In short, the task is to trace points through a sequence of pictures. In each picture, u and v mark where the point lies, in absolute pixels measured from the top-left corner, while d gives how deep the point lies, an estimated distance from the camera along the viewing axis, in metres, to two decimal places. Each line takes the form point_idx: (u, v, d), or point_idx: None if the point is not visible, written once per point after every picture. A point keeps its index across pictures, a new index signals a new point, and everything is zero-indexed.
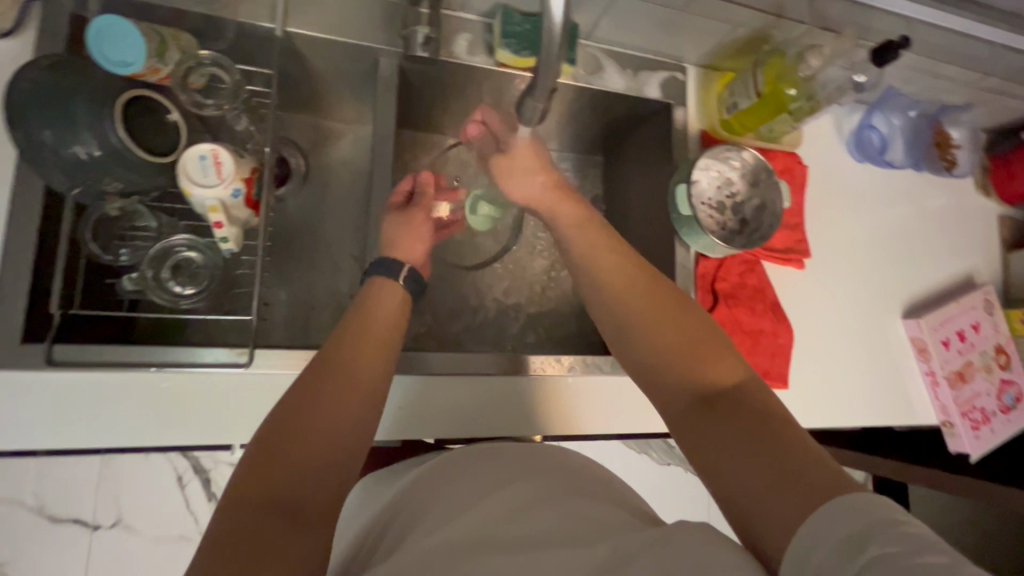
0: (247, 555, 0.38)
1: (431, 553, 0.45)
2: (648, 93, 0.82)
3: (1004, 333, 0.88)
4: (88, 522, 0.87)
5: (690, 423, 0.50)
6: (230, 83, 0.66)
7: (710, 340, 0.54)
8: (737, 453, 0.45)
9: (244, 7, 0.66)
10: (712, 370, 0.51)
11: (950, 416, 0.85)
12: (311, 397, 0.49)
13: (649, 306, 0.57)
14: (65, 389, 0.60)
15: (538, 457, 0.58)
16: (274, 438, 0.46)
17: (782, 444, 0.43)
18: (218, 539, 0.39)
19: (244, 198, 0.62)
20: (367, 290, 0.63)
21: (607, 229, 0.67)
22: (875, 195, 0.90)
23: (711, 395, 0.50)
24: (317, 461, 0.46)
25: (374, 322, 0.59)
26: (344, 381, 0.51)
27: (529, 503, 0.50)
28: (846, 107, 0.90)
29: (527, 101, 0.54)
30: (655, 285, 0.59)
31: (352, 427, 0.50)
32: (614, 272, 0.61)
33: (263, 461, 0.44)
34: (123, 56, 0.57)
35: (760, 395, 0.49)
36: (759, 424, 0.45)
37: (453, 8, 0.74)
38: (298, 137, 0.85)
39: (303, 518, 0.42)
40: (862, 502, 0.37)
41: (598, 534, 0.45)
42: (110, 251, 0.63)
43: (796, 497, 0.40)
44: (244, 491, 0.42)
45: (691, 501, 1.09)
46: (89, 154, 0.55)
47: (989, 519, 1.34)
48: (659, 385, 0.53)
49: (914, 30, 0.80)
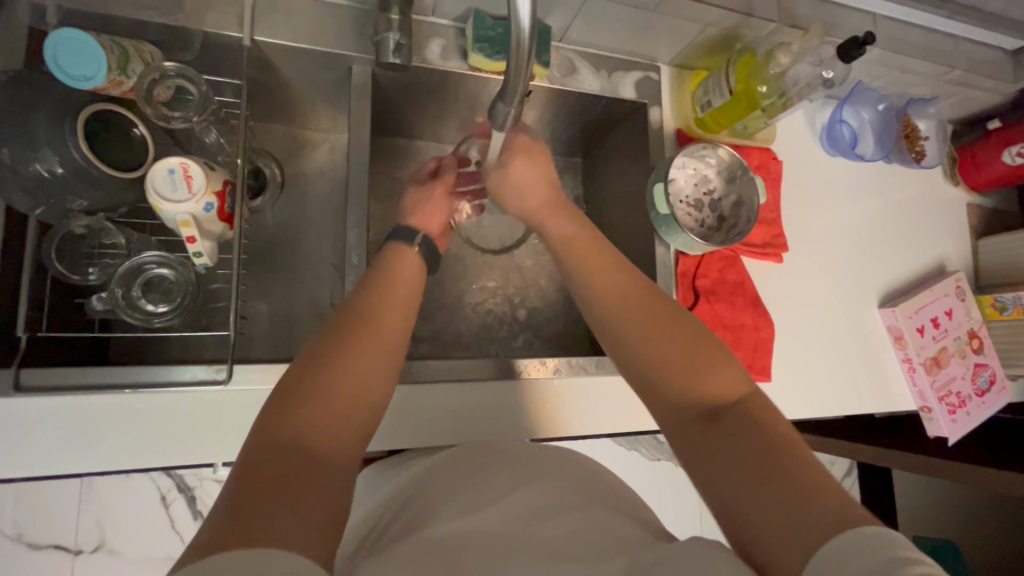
0: (280, 497, 0.38)
1: (427, 547, 0.45)
2: (624, 94, 0.83)
3: (976, 318, 0.90)
4: (69, 547, 0.84)
5: (688, 432, 0.50)
6: (197, 93, 0.63)
7: (712, 351, 0.54)
8: (734, 464, 0.45)
9: (210, 16, 0.65)
10: (715, 385, 0.51)
11: (927, 401, 0.87)
12: (340, 352, 0.49)
13: (650, 316, 0.58)
14: (43, 415, 0.58)
15: (544, 459, 0.59)
16: (303, 387, 0.45)
17: (783, 462, 0.43)
18: (245, 479, 0.39)
19: (218, 211, 0.61)
20: (387, 252, 0.64)
21: (599, 239, 0.68)
22: (848, 188, 0.92)
23: (711, 410, 0.50)
24: (343, 423, 0.46)
25: (392, 287, 0.58)
26: (372, 344, 0.51)
27: (545, 510, 0.50)
28: (817, 103, 0.92)
29: (500, 107, 0.54)
30: (657, 296, 0.60)
31: (374, 392, 0.49)
32: (615, 283, 0.62)
33: (293, 410, 0.44)
34: (83, 70, 0.54)
35: (761, 410, 0.49)
36: (760, 439, 0.46)
37: (425, 14, 0.73)
38: (273, 147, 0.84)
39: (327, 473, 0.42)
40: (869, 534, 0.37)
41: (610, 550, 0.46)
42: (78, 271, 0.61)
43: (796, 512, 0.40)
44: (274, 435, 0.42)
45: (682, 495, 1.09)
46: (51, 171, 0.55)
47: (971, 499, 1.38)
48: (655, 397, 0.54)
49: (880, 26, 0.81)
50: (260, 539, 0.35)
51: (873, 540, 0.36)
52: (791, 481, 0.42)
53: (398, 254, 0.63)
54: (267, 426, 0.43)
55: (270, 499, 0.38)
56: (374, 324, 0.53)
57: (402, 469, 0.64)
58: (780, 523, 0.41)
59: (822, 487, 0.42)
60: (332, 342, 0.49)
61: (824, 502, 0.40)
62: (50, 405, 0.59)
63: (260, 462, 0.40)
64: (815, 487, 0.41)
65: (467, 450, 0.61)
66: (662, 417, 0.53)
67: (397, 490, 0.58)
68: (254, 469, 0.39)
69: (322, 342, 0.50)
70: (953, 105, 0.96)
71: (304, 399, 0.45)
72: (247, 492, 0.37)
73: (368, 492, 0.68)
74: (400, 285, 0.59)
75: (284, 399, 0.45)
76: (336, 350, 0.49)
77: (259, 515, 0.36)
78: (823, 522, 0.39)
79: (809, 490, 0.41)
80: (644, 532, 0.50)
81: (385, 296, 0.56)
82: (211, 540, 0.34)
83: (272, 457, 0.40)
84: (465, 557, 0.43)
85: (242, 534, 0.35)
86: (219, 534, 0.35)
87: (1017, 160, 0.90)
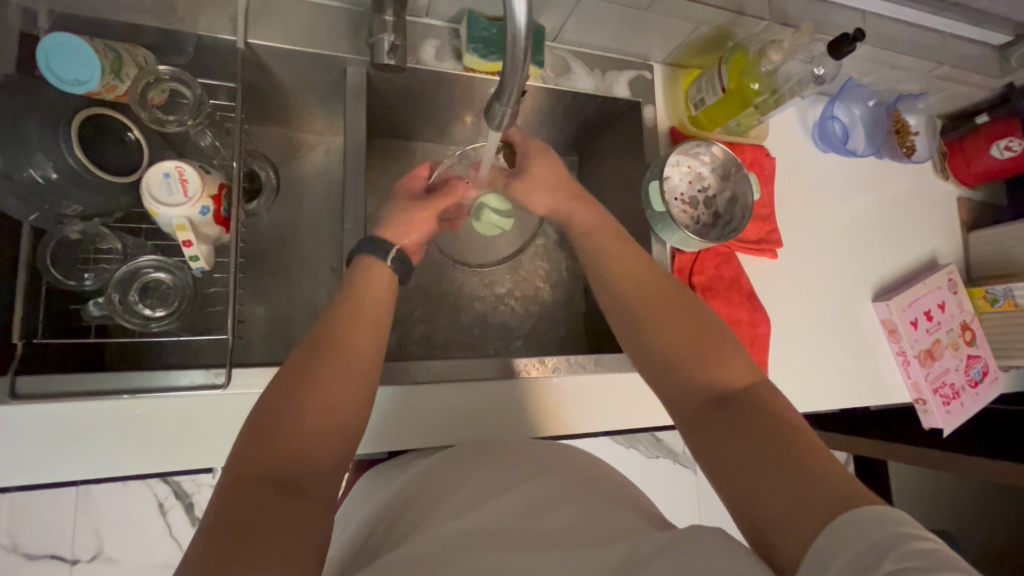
0: (249, 534, 0.38)
1: (431, 547, 0.45)
2: (617, 93, 0.83)
3: (968, 311, 0.92)
4: (66, 557, 0.84)
5: (698, 415, 0.51)
6: (192, 97, 0.63)
7: (722, 340, 0.55)
8: (738, 450, 0.46)
9: (204, 19, 0.65)
10: (725, 370, 0.52)
11: (922, 394, 0.88)
12: (307, 382, 0.49)
13: (659, 307, 0.59)
14: (39, 422, 0.58)
15: (548, 455, 0.59)
16: (269, 424, 0.46)
17: (788, 446, 0.44)
18: (215, 522, 0.39)
19: (214, 215, 0.61)
20: (355, 269, 0.63)
21: (621, 233, 0.69)
22: (841, 183, 0.93)
23: (722, 394, 0.51)
24: (317, 439, 0.47)
25: (361, 305, 0.59)
26: (341, 364, 0.52)
27: (548, 504, 0.51)
28: (809, 99, 0.93)
29: (496, 107, 0.54)
30: (665, 289, 0.61)
31: (343, 420, 0.50)
32: (623, 277, 0.63)
33: (262, 449, 0.44)
34: (77, 74, 0.54)
35: (769, 396, 0.50)
36: (768, 422, 0.46)
37: (419, 15, 0.74)
38: (268, 150, 0.84)
39: (299, 506, 0.42)
40: (868, 514, 0.37)
41: (612, 536, 0.46)
42: (74, 276, 0.60)
43: (799, 494, 0.41)
44: (243, 475, 0.42)
45: (681, 492, 1.10)
46: (45, 177, 0.55)
47: (965, 490, 1.39)
48: (667, 380, 0.55)
49: (869, 23, 0.82)
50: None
51: (872, 520, 0.37)
52: (795, 464, 0.43)
53: (366, 271, 0.63)
54: (235, 468, 0.43)
55: (239, 539, 0.38)
56: (340, 352, 0.53)
57: (403, 470, 0.65)
58: (784, 504, 0.41)
59: (827, 470, 0.42)
60: (298, 375, 0.50)
61: (828, 481, 0.41)
62: (47, 412, 0.58)
63: (228, 505, 0.40)
64: (818, 468, 0.42)
65: (469, 449, 0.61)
66: (672, 402, 0.54)
67: (400, 489, 0.58)
68: (223, 512, 0.40)
69: (286, 376, 0.50)
70: (941, 100, 0.98)
71: (271, 436, 0.45)
72: (216, 537, 0.38)
73: (369, 495, 0.67)
74: (365, 309, 0.59)
75: (251, 438, 0.45)
76: (302, 382, 0.49)
77: (227, 556, 0.36)
78: (826, 503, 0.40)
79: (813, 471, 0.42)
80: (648, 523, 0.50)
81: (351, 321, 0.56)
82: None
83: (240, 497, 0.41)
84: (467, 555, 0.43)
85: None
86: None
87: (1005, 155, 0.91)
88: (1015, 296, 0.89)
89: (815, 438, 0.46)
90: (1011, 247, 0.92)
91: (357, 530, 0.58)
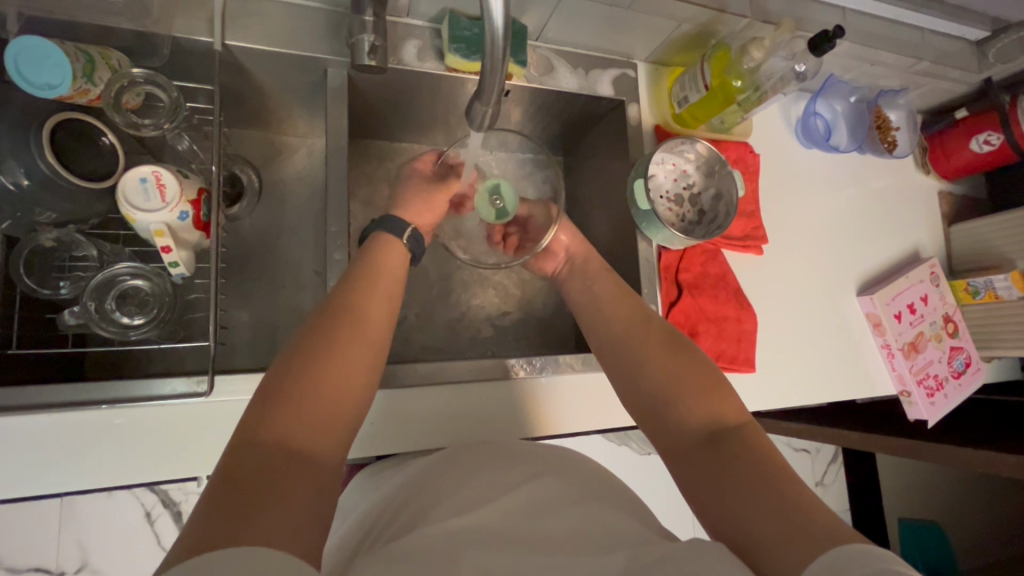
0: (259, 500, 0.38)
1: (425, 543, 0.44)
2: (602, 91, 0.83)
3: (950, 303, 0.93)
4: (52, 570, 0.82)
5: (693, 456, 0.54)
6: (168, 100, 0.62)
7: (719, 382, 0.59)
8: (737, 484, 0.48)
9: (179, 20, 0.64)
10: (718, 411, 0.56)
11: (906, 386, 0.89)
12: (325, 350, 0.49)
13: (656, 349, 0.63)
14: (18, 435, 0.57)
15: (541, 455, 0.59)
16: (284, 389, 0.46)
17: (781, 484, 0.47)
18: (220, 482, 0.39)
19: (193, 220, 0.60)
20: (370, 243, 0.66)
21: (621, 283, 0.74)
22: (825, 179, 0.94)
23: (716, 432, 0.54)
24: (326, 426, 0.46)
25: (373, 282, 0.59)
26: (357, 345, 0.52)
27: (545, 506, 0.51)
28: (791, 96, 0.94)
29: (477, 107, 0.53)
30: (663, 332, 0.65)
31: (357, 403, 0.50)
32: (623, 319, 0.68)
33: (275, 413, 0.44)
34: (47, 78, 0.53)
35: (760, 440, 0.53)
36: (760, 462, 0.49)
37: (399, 15, 0.73)
38: (250, 153, 0.83)
39: (307, 476, 0.42)
40: (865, 551, 0.38)
41: (612, 543, 0.47)
42: (49, 285, 0.60)
43: (793, 525, 0.43)
44: (255, 436, 0.42)
45: (671, 487, 1.11)
46: (16, 183, 0.56)
47: (947, 489, 1.41)
48: (663, 422, 0.58)
49: (849, 19, 0.83)
50: (236, 541, 0.35)
51: (870, 554, 0.38)
52: (789, 501, 0.45)
53: (384, 249, 0.65)
54: (247, 433, 0.43)
55: (247, 502, 0.38)
56: (353, 322, 0.53)
57: (393, 473, 0.64)
58: (778, 533, 0.43)
59: (819, 511, 0.44)
60: (315, 342, 0.50)
61: (818, 517, 0.43)
62: (28, 425, 0.57)
63: (237, 467, 0.40)
64: (805, 505, 0.45)
65: (461, 448, 0.61)
66: (669, 444, 0.57)
67: (392, 492, 0.58)
68: (234, 469, 0.40)
69: (305, 343, 0.50)
70: (922, 96, 0.99)
71: (284, 403, 0.45)
72: (225, 495, 0.38)
73: (358, 499, 0.67)
74: (379, 283, 0.60)
75: (265, 401, 0.45)
76: (316, 349, 0.49)
77: (235, 519, 0.36)
78: (818, 536, 0.42)
79: (801, 506, 0.44)
80: (640, 526, 0.50)
81: (364, 294, 0.57)
82: (190, 546, 0.34)
83: (249, 459, 0.40)
84: (463, 554, 0.43)
85: (221, 538, 0.35)
86: (192, 541, 0.35)
87: (985, 148, 0.93)
88: (995, 288, 0.91)
89: (801, 483, 0.48)
90: (991, 239, 0.94)
91: (347, 534, 0.57)
